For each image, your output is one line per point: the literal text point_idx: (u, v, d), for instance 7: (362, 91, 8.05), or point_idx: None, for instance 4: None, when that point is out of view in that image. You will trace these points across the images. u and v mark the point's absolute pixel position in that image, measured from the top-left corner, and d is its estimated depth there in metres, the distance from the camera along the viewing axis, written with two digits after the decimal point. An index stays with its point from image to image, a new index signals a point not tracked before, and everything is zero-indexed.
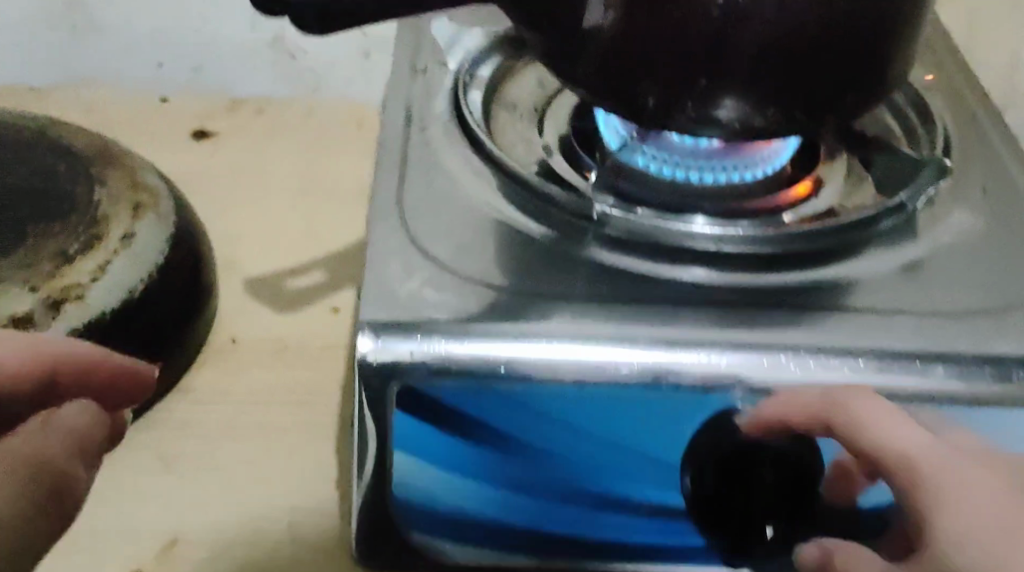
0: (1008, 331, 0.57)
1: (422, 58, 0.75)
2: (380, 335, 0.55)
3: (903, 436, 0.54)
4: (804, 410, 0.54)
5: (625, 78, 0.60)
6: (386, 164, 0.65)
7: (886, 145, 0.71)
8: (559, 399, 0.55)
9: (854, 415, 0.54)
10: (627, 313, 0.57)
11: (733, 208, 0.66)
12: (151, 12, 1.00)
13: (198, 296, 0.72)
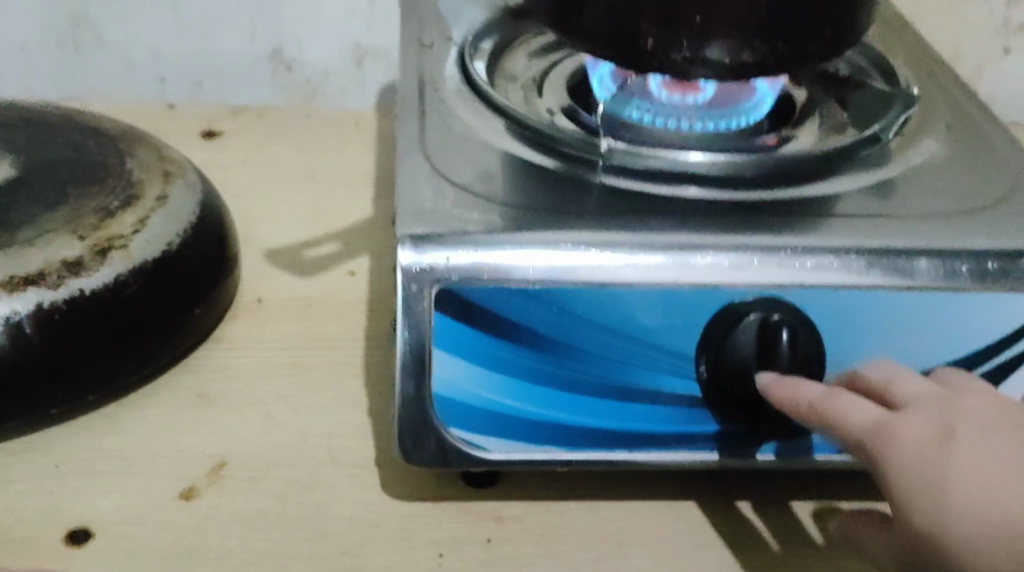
0: (981, 230, 0.64)
1: (430, 36, 0.83)
2: (419, 247, 0.61)
3: (863, 413, 0.59)
4: (793, 402, 0.60)
5: (628, 21, 0.69)
6: (409, 122, 0.73)
7: (854, 96, 0.79)
8: (586, 298, 0.61)
9: (826, 402, 0.59)
10: (640, 225, 0.64)
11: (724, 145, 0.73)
12: (154, 28, 1.05)
13: (227, 258, 0.77)
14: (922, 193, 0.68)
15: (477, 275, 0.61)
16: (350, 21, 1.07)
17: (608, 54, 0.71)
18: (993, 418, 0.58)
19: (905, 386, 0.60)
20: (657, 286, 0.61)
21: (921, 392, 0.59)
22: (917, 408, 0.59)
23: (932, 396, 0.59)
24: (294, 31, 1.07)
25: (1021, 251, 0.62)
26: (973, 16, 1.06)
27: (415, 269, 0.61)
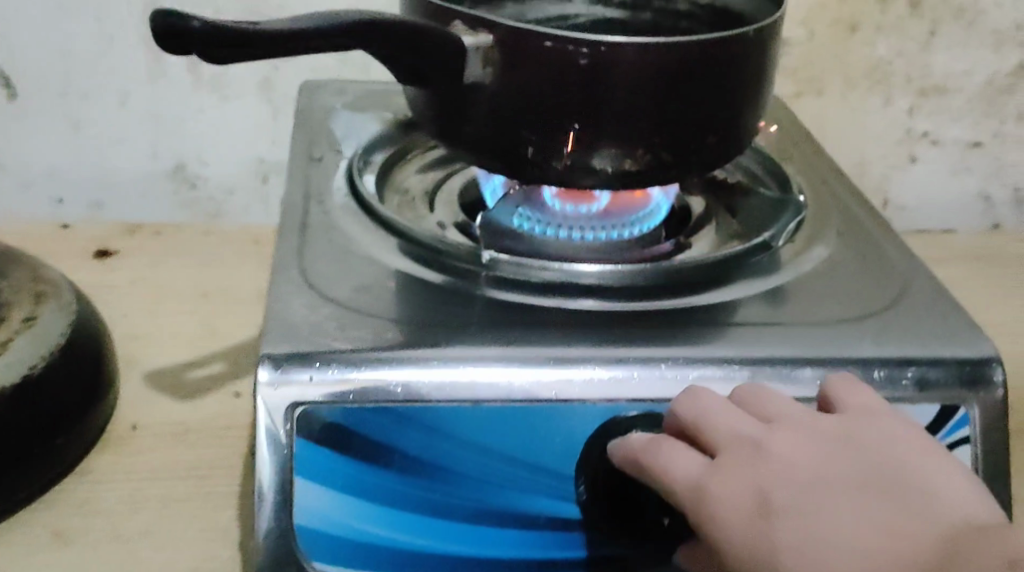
0: (868, 335, 0.63)
1: (319, 148, 0.80)
2: (279, 366, 0.59)
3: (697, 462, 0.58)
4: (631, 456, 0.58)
5: (508, 128, 0.66)
6: (287, 232, 0.69)
7: (749, 196, 0.78)
8: (459, 416, 0.59)
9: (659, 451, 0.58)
10: (517, 338, 0.62)
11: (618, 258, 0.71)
12: (50, 147, 1.02)
13: (98, 383, 0.74)
14: (811, 298, 0.66)
15: (341, 394, 0.59)
16: (254, 136, 1.03)
17: (489, 162, 0.68)
18: (812, 458, 0.57)
19: (719, 426, 0.58)
20: (534, 401, 0.59)
21: (738, 434, 0.58)
22: (735, 456, 0.57)
23: (750, 440, 0.57)
24: (197, 147, 1.03)
25: (907, 359, 0.61)
26: (876, 124, 1.07)
27: (274, 385, 0.58)
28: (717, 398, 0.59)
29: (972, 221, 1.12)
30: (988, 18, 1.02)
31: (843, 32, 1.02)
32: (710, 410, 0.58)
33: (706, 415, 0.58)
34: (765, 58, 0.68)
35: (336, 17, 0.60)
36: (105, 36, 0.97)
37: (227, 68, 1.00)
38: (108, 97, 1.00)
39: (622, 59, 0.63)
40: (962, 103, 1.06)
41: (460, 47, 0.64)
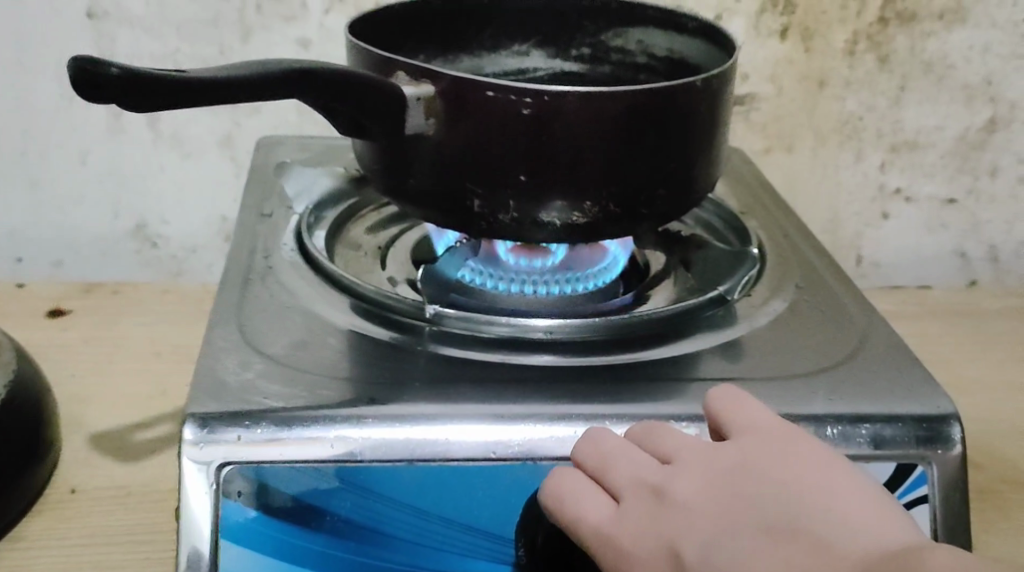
0: (821, 390, 0.61)
1: (270, 205, 0.78)
2: (205, 425, 0.57)
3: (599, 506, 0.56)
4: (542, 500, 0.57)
5: (453, 181, 0.64)
6: (227, 289, 0.67)
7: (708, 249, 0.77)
8: (394, 477, 0.57)
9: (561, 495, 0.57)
10: (457, 395, 0.59)
11: (576, 311, 0.69)
12: (10, 207, 0.98)
13: (37, 445, 0.72)
14: (766, 353, 0.64)
15: (270, 453, 0.57)
16: (217, 194, 1.00)
17: (435, 216, 0.66)
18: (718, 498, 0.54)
19: (616, 468, 0.57)
20: (472, 460, 0.57)
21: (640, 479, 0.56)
22: (635, 497, 0.56)
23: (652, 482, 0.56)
24: (158, 206, 0.99)
25: (861, 416, 0.60)
26: (848, 180, 1.04)
27: (200, 444, 0.56)
28: (616, 439, 0.58)
29: (948, 278, 1.09)
30: (958, 73, 0.99)
31: (812, 87, 0.99)
32: (608, 451, 0.57)
33: (603, 457, 0.57)
34: (716, 109, 0.67)
35: (268, 65, 0.59)
36: (65, 93, 0.94)
37: (187, 123, 0.96)
38: (68, 156, 0.97)
39: (566, 108, 0.62)
40: (935, 159, 1.03)
41: (402, 98, 0.62)
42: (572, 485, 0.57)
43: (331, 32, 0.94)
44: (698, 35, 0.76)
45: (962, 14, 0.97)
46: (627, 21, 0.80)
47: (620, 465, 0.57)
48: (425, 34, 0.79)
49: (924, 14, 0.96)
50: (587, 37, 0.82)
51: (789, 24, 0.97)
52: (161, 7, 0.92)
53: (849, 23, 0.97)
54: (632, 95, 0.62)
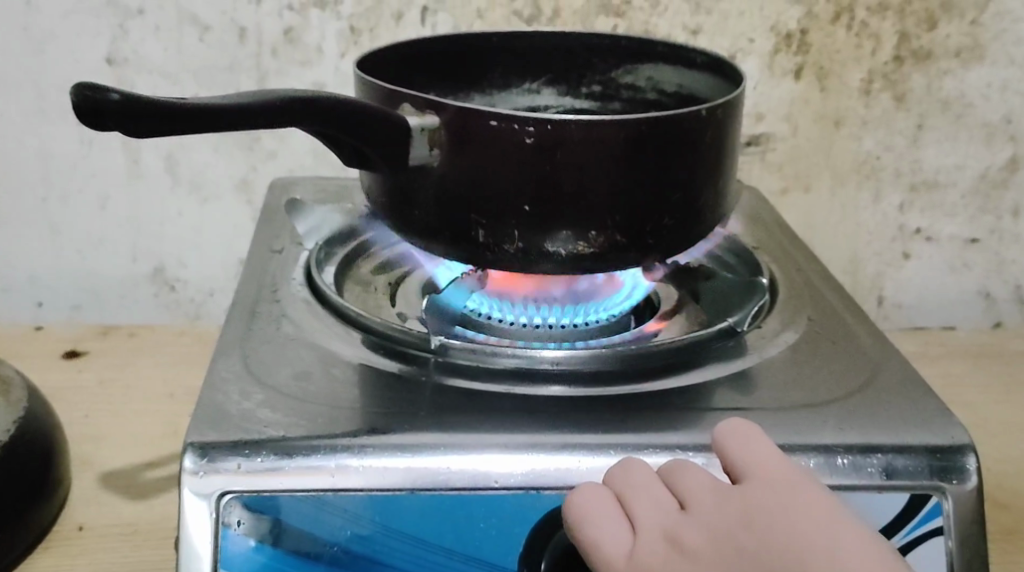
0: (831, 420, 0.60)
1: (281, 242, 0.80)
2: (205, 454, 0.56)
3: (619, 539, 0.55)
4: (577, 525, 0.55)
5: (458, 212, 0.64)
6: (234, 324, 0.67)
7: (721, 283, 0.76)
8: (395, 506, 0.56)
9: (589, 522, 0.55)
10: (459, 425, 0.59)
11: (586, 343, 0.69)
12: (32, 252, 0.98)
13: (45, 483, 0.71)
14: (776, 385, 0.63)
15: (270, 483, 0.56)
16: (234, 237, 1.00)
17: (441, 248, 0.66)
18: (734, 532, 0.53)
19: (642, 501, 0.55)
20: (473, 490, 0.57)
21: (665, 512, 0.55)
22: (652, 534, 0.54)
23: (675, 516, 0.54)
24: (176, 250, 0.99)
25: (872, 445, 0.58)
26: (867, 221, 1.01)
27: (199, 474, 0.56)
28: (647, 473, 0.56)
29: (972, 319, 1.05)
30: (977, 111, 0.97)
31: (829, 126, 0.97)
32: (637, 484, 0.56)
33: (632, 488, 0.56)
34: (723, 138, 0.66)
35: (267, 95, 0.60)
36: (85, 138, 0.94)
37: (203, 168, 0.96)
38: (88, 200, 0.97)
39: (569, 137, 0.62)
40: (956, 199, 1.01)
41: (406, 128, 0.62)
42: (597, 512, 0.55)
43: (347, 76, 0.94)
44: (707, 70, 0.76)
45: (980, 51, 0.95)
46: (638, 57, 0.80)
47: (642, 500, 0.55)
48: (435, 72, 0.80)
49: (940, 53, 0.95)
50: (598, 75, 0.82)
51: (804, 63, 0.95)
52: (178, 52, 0.92)
53: (864, 62, 0.95)
54: (636, 124, 0.62)
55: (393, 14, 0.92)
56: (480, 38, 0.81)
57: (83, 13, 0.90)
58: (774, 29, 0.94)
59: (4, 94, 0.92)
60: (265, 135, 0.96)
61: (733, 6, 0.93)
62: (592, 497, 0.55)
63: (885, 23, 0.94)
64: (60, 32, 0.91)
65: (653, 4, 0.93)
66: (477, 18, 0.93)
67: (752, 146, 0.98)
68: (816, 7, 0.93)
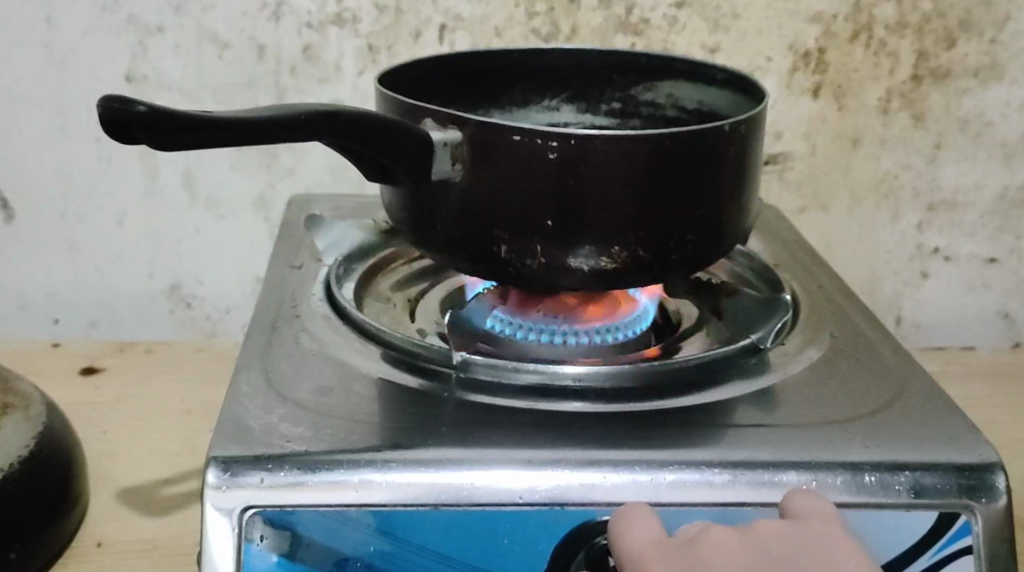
0: (857, 437, 0.59)
1: (300, 257, 0.79)
2: (227, 468, 0.56)
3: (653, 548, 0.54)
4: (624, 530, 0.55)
5: (480, 227, 0.64)
6: (255, 339, 0.67)
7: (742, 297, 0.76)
8: (418, 522, 0.56)
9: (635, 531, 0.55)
10: (481, 441, 0.58)
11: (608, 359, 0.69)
12: (50, 269, 0.98)
13: (62, 500, 0.71)
14: (800, 402, 0.63)
15: (293, 497, 0.56)
16: (251, 254, 0.99)
17: (463, 263, 0.66)
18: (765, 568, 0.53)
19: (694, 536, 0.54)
20: (497, 505, 0.56)
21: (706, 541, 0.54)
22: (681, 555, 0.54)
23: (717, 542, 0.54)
24: (193, 267, 0.99)
25: (900, 463, 0.57)
26: (885, 240, 1.01)
27: (222, 488, 0.56)
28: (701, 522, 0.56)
29: (991, 339, 1.04)
30: (995, 129, 0.97)
31: (847, 145, 0.97)
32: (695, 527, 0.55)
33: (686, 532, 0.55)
34: (746, 152, 0.66)
35: (294, 109, 0.60)
36: (104, 156, 0.95)
37: (221, 185, 0.96)
38: (106, 217, 0.97)
39: (592, 151, 0.62)
40: (974, 218, 1.00)
41: (430, 143, 0.62)
42: (642, 526, 0.55)
43: (365, 92, 0.94)
44: (729, 86, 0.76)
45: (998, 71, 0.95)
46: (658, 74, 0.80)
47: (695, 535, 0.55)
48: (455, 88, 0.80)
49: (958, 71, 0.95)
50: (617, 92, 0.82)
51: (821, 82, 0.95)
52: (197, 70, 0.92)
53: (882, 80, 0.95)
54: (659, 139, 0.62)
55: (411, 32, 0.93)
56: (501, 55, 0.81)
57: (103, 31, 0.91)
58: (792, 47, 0.94)
59: (25, 111, 0.92)
60: (282, 153, 0.96)
61: (751, 25, 0.93)
62: (640, 514, 0.55)
63: (903, 42, 0.94)
64: (80, 50, 0.91)
65: (671, 22, 0.93)
66: (496, 36, 0.93)
67: (770, 165, 0.98)
68: (834, 25, 0.93)
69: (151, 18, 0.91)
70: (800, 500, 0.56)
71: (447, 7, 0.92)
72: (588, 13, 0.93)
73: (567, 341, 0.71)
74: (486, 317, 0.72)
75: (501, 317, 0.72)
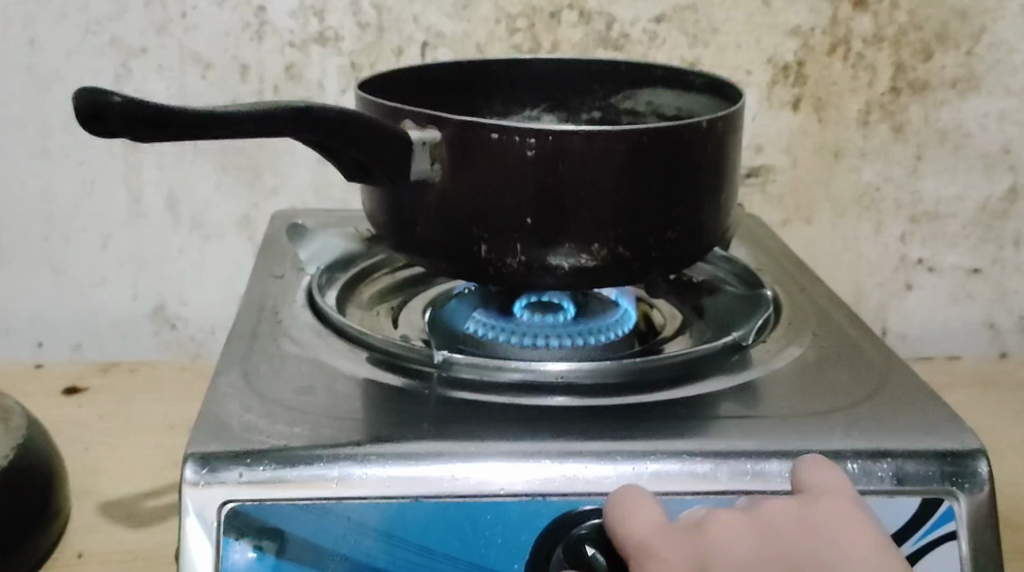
0: (839, 427, 0.59)
1: (283, 267, 0.80)
2: (205, 464, 0.56)
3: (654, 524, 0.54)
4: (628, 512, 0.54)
5: (459, 227, 0.65)
6: (236, 343, 0.67)
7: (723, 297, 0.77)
8: (400, 514, 0.55)
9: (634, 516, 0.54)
10: (463, 435, 0.58)
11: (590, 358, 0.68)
12: (34, 292, 0.98)
13: (44, 512, 0.71)
14: (782, 395, 0.63)
15: (271, 492, 0.55)
16: (236, 274, 0.99)
17: (443, 264, 0.66)
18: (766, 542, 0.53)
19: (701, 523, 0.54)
20: (478, 497, 0.56)
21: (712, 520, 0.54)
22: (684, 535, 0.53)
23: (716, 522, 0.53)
24: (177, 288, 0.99)
25: (882, 450, 0.57)
26: (868, 252, 1.01)
27: (199, 484, 0.55)
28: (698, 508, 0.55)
29: (978, 350, 1.04)
30: (975, 141, 0.97)
31: (827, 157, 0.98)
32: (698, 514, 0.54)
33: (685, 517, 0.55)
34: (724, 149, 0.66)
35: (269, 106, 0.60)
36: (87, 177, 0.95)
37: (205, 205, 0.97)
38: (91, 238, 0.97)
39: (569, 148, 0.62)
40: (957, 229, 1.00)
41: (407, 142, 0.63)
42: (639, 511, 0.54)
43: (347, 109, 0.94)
44: (706, 91, 0.77)
45: (976, 82, 0.96)
46: (637, 83, 0.81)
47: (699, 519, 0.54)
48: (437, 99, 0.80)
49: (936, 83, 0.96)
50: (597, 101, 0.83)
51: (801, 95, 0.96)
52: (180, 90, 0.93)
53: (861, 93, 0.96)
54: (636, 136, 0.63)
55: (393, 49, 0.93)
56: (480, 66, 0.82)
57: (87, 51, 0.91)
58: (771, 61, 0.95)
59: (10, 133, 0.93)
60: (266, 172, 0.96)
61: (730, 39, 0.94)
62: (634, 496, 0.55)
63: (880, 55, 0.95)
64: (63, 72, 0.91)
65: (650, 37, 0.94)
66: (477, 53, 0.93)
67: (752, 178, 0.99)
68: (812, 39, 0.94)
69: (134, 39, 0.91)
70: (807, 474, 0.55)
71: (428, 25, 0.93)
72: (569, 29, 0.93)
73: (550, 344, 0.70)
74: (467, 322, 0.72)
75: (482, 321, 0.72)
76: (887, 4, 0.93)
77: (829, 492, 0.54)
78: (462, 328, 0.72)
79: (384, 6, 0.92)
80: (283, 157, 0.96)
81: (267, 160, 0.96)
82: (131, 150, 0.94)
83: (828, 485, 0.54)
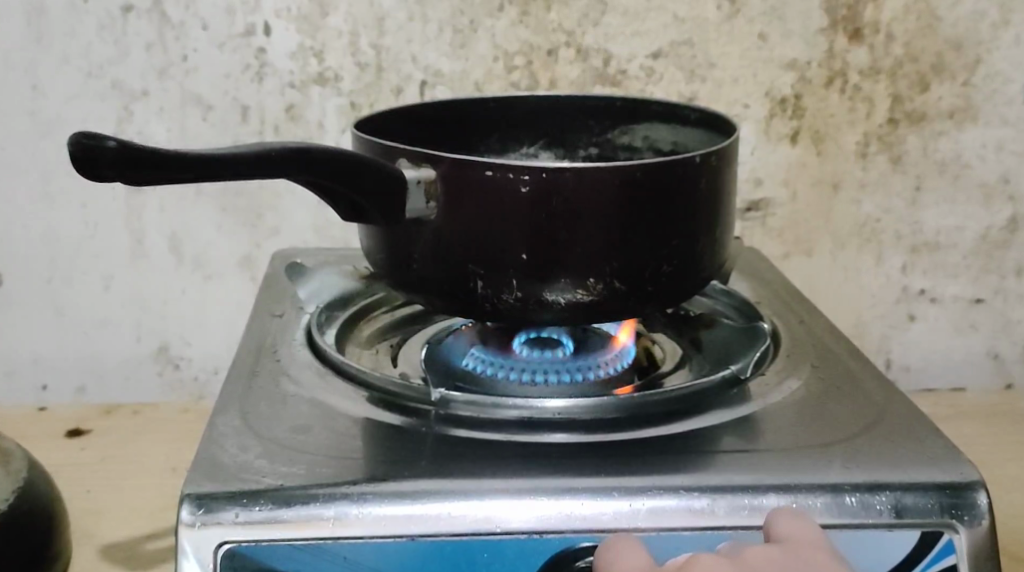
0: (836, 460, 0.59)
1: (282, 306, 0.80)
2: (202, 505, 0.56)
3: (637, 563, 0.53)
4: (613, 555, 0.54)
5: (457, 265, 0.65)
6: (234, 384, 0.67)
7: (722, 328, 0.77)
8: (397, 552, 0.55)
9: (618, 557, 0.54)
10: (459, 472, 0.58)
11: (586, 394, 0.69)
12: (37, 336, 0.98)
13: (44, 555, 0.71)
14: (781, 429, 0.62)
15: (267, 533, 0.55)
16: (238, 314, 1.00)
17: (440, 302, 0.66)
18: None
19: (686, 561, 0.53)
20: (474, 534, 0.55)
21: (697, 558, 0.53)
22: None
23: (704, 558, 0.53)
24: (180, 328, 0.99)
25: (880, 483, 0.57)
26: (869, 283, 1.01)
27: (196, 525, 0.55)
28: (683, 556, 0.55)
29: (982, 381, 1.04)
30: (973, 171, 0.98)
31: (827, 190, 0.98)
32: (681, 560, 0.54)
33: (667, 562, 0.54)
34: (718, 183, 0.67)
35: (262, 148, 0.61)
36: (89, 220, 0.95)
37: (208, 246, 0.97)
38: (93, 280, 0.97)
39: (563, 184, 0.62)
40: (958, 259, 1.00)
41: (403, 181, 0.63)
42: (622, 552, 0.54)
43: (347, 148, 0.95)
44: (701, 125, 0.77)
45: (973, 113, 0.96)
46: (633, 117, 0.81)
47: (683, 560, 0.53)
48: (434, 137, 0.81)
49: (933, 115, 0.96)
50: (594, 137, 0.83)
51: (799, 128, 0.96)
52: (181, 132, 0.93)
53: (858, 125, 0.96)
54: (628, 172, 0.63)
55: (391, 89, 0.94)
56: (477, 104, 0.82)
57: (88, 96, 0.92)
58: (769, 94, 0.95)
59: (12, 177, 0.93)
60: (267, 212, 0.96)
61: (726, 74, 0.95)
62: (620, 540, 0.55)
63: (877, 87, 0.95)
64: (66, 116, 0.92)
65: (648, 72, 0.94)
66: (475, 91, 0.94)
67: (752, 212, 0.99)
68: (808, 72, 0.95)
69: (135, 83, 0.92)
70: (777, 528, 0.54)
71: (427, 64, 0.93)
72: (566, 66, 0.94)
73: (547, 380, 0.70)
74: (463, 359, 0.72)
75: (478, 357, 0.72)
76: (882, 37, 0.94)
77: (802, 543, 0.53)
78: (459, 365, 0.72)
79: (382, 46, 0.93)
80: (282, 198, 0.96)
81: (267, 201, 0.96)
82: (133, 193, 0.95)
83: (802, 536, 0.54)
